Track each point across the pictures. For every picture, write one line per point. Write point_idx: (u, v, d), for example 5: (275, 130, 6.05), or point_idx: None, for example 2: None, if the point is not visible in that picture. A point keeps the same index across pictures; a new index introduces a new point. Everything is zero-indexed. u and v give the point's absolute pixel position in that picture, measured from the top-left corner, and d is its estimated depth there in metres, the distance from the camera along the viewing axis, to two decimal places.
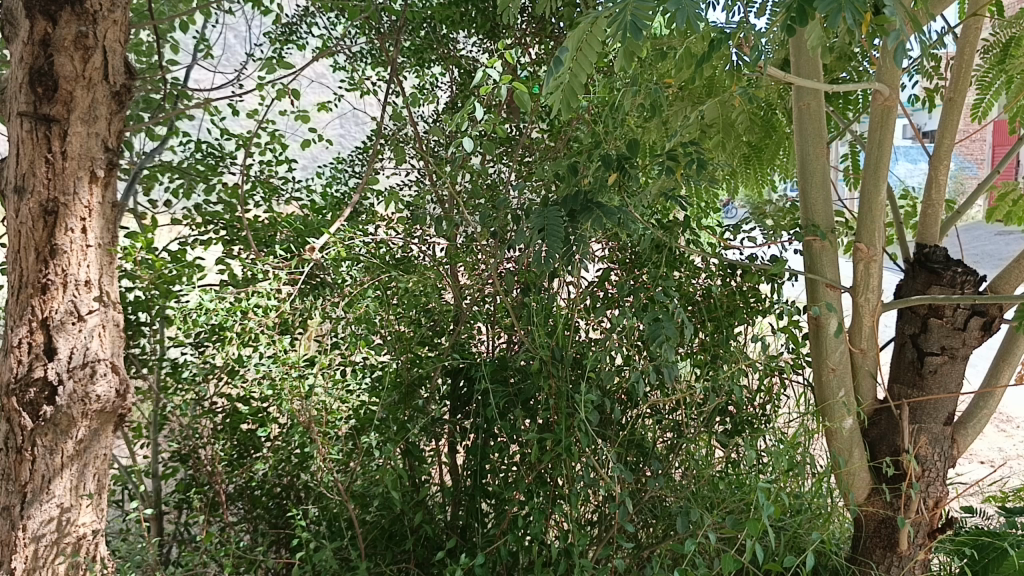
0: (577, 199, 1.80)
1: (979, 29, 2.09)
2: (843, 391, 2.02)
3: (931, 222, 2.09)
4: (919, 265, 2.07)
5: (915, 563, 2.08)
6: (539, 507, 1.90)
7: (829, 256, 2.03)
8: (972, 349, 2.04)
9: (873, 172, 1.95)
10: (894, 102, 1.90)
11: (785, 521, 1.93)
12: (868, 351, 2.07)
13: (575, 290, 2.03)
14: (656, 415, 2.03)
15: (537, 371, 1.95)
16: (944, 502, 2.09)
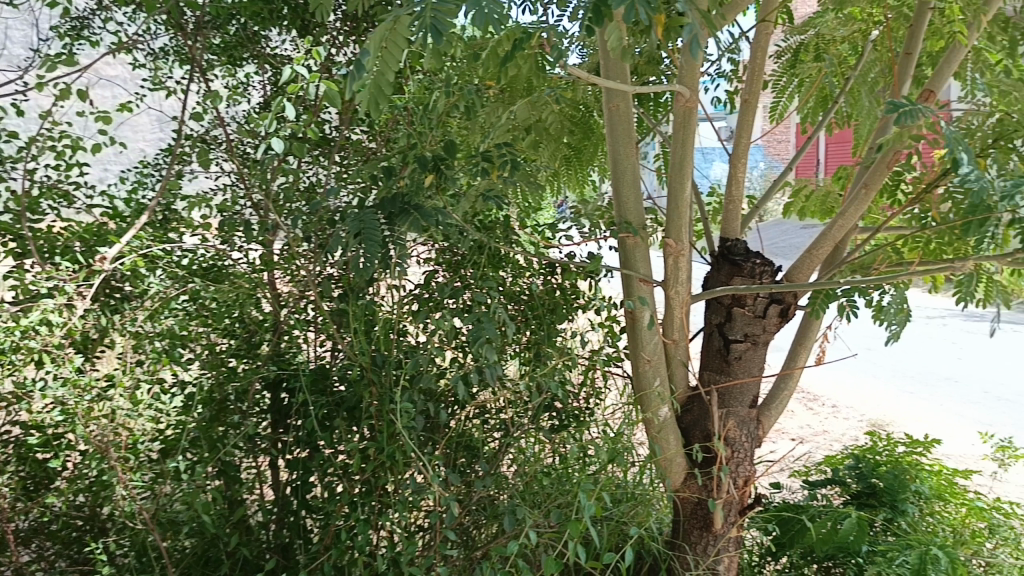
0: (394, 201, 1.76)
1: (769, 35, 2.22)
2: (657, 381, 2.09)
3: (732, 217, 2.21)
4: (723, 258, 2.18)
5: (728, 541, 2.17)
6: (365, 518, 1.86)
7: (641, 252, 2.11)
8: (771, 335, 2.16)
9: (677, 170, 2.04)
10: (694, 103, 1.99)
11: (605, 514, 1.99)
12: (680, 341, 2.16)
13: (397, 294, 1.99)
14: (483, 415, 2.07)
15: (358, 379, 1.91)
16: (752, 481, 2.20)
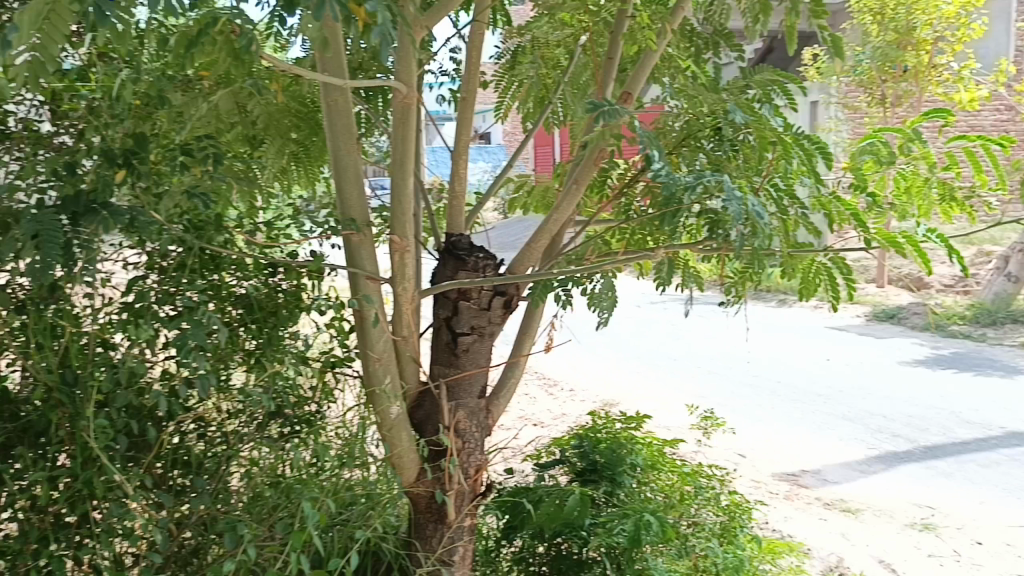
0: (79, 201, 1.59)
1: (483, 35, 2.27)
2: (387, 379, 2.05)
3: (455, 213, 2.26)
4: (448, 253, 2.20)
5: (463, 530, 2.22)
6: (61, 554, 1.70)
7: (366, 249, 2.08)
8: (496, 326, 2.21)
9: (399, 166, 2.02)
10: (412, 99, 1.98)
11: (326, 523, 1.98)
12: (409, 338, 2.14)
13: (92, 302, 1.80)
14: (202, 427, 1.99)
15: (47, 402, 1.72)
16: (484, 469, 2.26)
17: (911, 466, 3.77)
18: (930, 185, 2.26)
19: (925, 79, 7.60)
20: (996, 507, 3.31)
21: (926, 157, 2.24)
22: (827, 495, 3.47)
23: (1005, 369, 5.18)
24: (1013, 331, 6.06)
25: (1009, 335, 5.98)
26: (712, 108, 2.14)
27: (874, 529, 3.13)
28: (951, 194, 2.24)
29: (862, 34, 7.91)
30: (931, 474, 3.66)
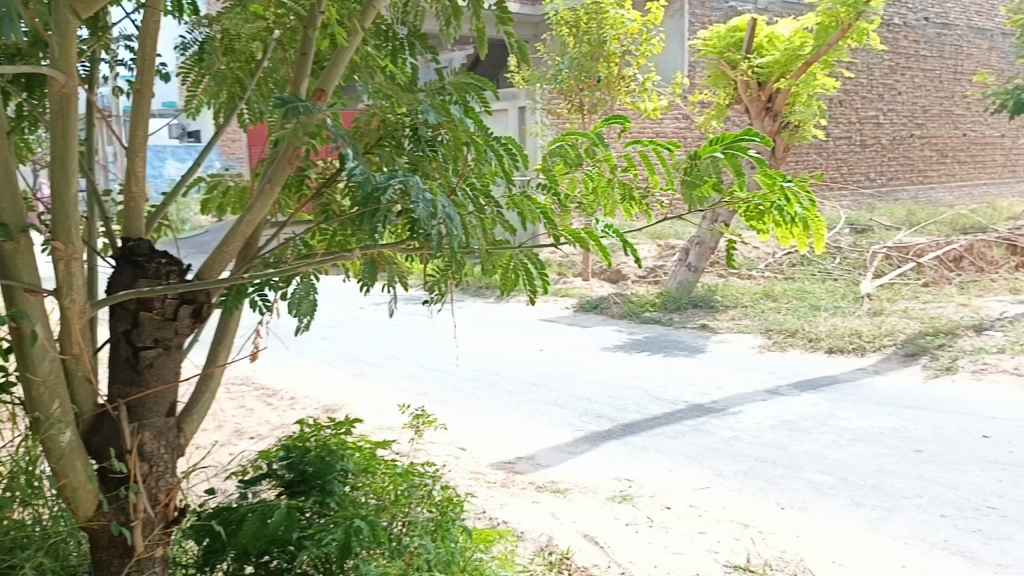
0: None
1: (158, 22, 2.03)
2: (54, 405, 1.80)
3: (134, 216, 2.05)
4: (125, 260, 1.99)
5: (155, 561, 2.05)
6: None
7: (23, 258, 1.77)
8: (185, 338, 2.01)
9: (60, 167, 1.75)
10: (72, 90, 1.73)
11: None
12: (80, 356, 1.90)
13: None
14: None
15: None
16: (175, 493, 2.10)
17: (613, 443, 4.09)
18: (612, 185, 2.45)
19: (616, 89, 8.27)
20: (681, 472, 3.68)
21: (608, 160, 2.41)
22: (539, 479, 3.66)
23: (688, 349, 5.80)
24: (694, 315, 6.81)
25: (690, 318, 6.71)
26: (408, 107, 2.14)
27: (580, 505, 3.34)
28: (631, 194, 2.45)
29: (561, 45, 8.49)
30: (629, 449, 4.00)
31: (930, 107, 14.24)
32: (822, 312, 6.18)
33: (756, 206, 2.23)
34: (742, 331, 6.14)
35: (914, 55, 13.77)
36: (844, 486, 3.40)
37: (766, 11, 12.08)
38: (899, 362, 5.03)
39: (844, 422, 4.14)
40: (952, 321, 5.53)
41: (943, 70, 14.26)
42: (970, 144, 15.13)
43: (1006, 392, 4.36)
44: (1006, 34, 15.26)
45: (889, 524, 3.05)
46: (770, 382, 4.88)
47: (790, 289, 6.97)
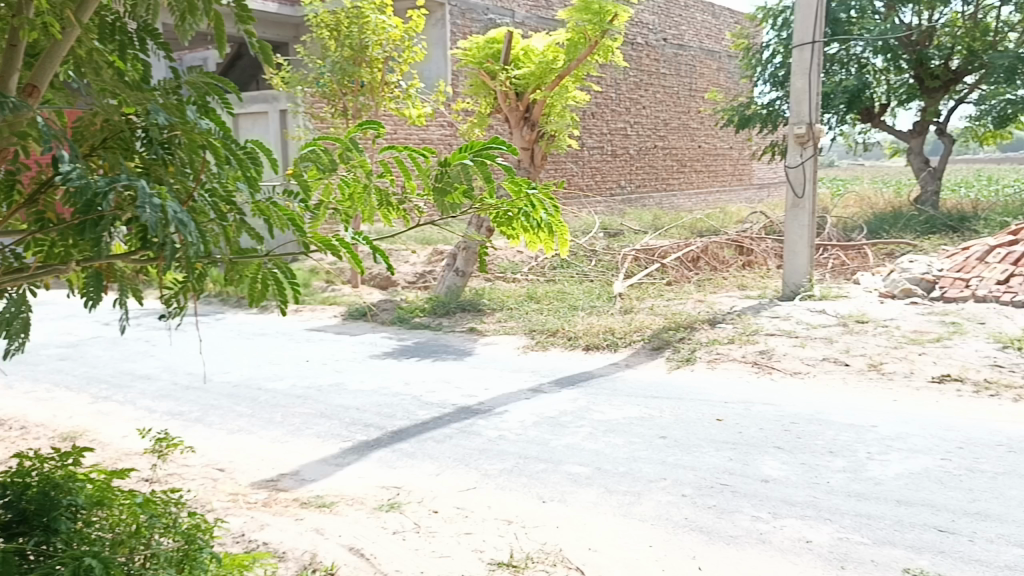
0: None
1: None
2: None
3: None
4: None
5: None
6: None
7: None
8: None
9: None
10: None
11: None
12: None
13: None
14: None
15: None
16: None
17: (381, 451, 4.05)
18: (368, 191, 2.42)
19: (380, 94, 8.24)
20: (449, 475, 3.72)
21: (363, 165, 2.35)
22: (304, 495, 3.54)
23: (456, 352, 5.88)
24: (462, 318, 6.93)
25: (458, 322, 6.82)
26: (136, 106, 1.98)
27: (346, 518, 3.26)
28: (387, 199, 2.46)
29: (321, 48, 8.32)
30: (396, 457, 3.97)
31: (671, 121, 15.57)
32: (580, 311, 6.53)
33: (505, 211, 2.29)
34: (507, 332, 6.33)
35: (655, 73, 14.99)
36: (599, 476, 3.60)
37: (523, 25, 12.60)
38: (647, 355, 5.43)
39: (599, 414, 4.39)
40: (691, 316, 6.07)
41: (680, 87, 15.66)
42: (705, 155, 16.72)
43: (735, 377, 4.85)
44: (730, 57, 17.05)
45: (638, 508, 3.27)
46: (533, 381, 5.07)
47: (551, 290, 7.29)
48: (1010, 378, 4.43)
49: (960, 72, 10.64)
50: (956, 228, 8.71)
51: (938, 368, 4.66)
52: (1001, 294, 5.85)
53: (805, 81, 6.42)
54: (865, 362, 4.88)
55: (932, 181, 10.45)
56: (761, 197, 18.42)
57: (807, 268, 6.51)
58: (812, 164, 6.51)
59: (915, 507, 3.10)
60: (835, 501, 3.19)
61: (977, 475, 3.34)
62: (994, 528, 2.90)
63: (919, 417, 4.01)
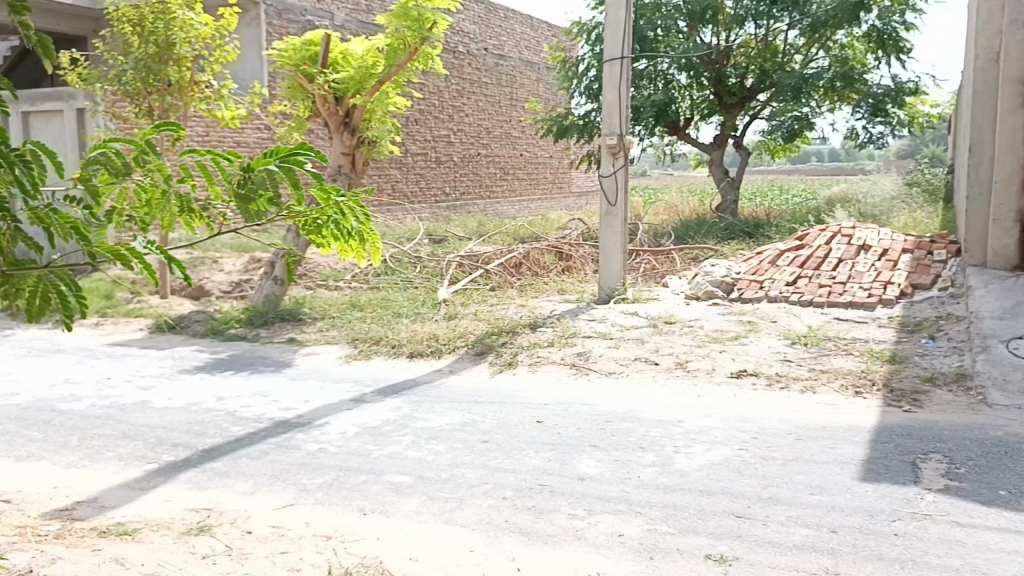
0: None
1: None
2: None
3: None
4: None
5: None
6: None
7: None
8: None
9: None
10: None
11: None
12: None
13: None
14: None
15: None
16: None
17: (190, 472, 3.82)
18: (168, 197, 2.26)
19: (189, 95, 7.82)
20: (264, 493, 3.56)
21: (161, 170, 2.21)
22: (102, 523, 3.27)
23: (274, 364, 5.67)
24: (281, 328, 6.69)
25: (277, 333, 6.58)
26: None
27: (149, 545, 3.04)
28: (189, 205, 2.29)
29: (122, 44, 7.78)
30: (208, 477, 3.76)
31: (493, 129, 15.85)
32: (403, 319, 6.48)
33: (313, 219, 2.21)
34: (328, 342, 6.18)
35: (476, 82, 15.20)
36: (421, 484, 3.58)
37: (343, 29, 12.39)
38: (470, 360, 5.47)
39: (422, 422, 4.37)
40: (513, 321, 6.19)
41: (502, 96, 15.97)
42: (526, 163, 17.13)
43: (554, 380, 4.99)
44: (548, 68, 17.60)
45: (459, 514, 3.27)
46: (355, 391, 4.97)
47: (374, 298, 7.20)
48: (797, 371, 4.84)
49: (754, 90, 11.56)
50: (752, 234, 9.44)
51: (736, 364, 5.02)
52: (790, 294, 6.40)
53: (616, 94, 6.71)
54: (673, 360, 5.17)
55: (731, 190, 11.27)
56: (580, 205, 19.14)
57: (621, 272, 6.82)
58: (623, 174, 6.81)
59: (716, 496, 3.31)
60: (645, 495, 3.35)
61: (770, 462, 3.61)
62: (784, 511, 3.15)
63: (718, 411, 4.30)
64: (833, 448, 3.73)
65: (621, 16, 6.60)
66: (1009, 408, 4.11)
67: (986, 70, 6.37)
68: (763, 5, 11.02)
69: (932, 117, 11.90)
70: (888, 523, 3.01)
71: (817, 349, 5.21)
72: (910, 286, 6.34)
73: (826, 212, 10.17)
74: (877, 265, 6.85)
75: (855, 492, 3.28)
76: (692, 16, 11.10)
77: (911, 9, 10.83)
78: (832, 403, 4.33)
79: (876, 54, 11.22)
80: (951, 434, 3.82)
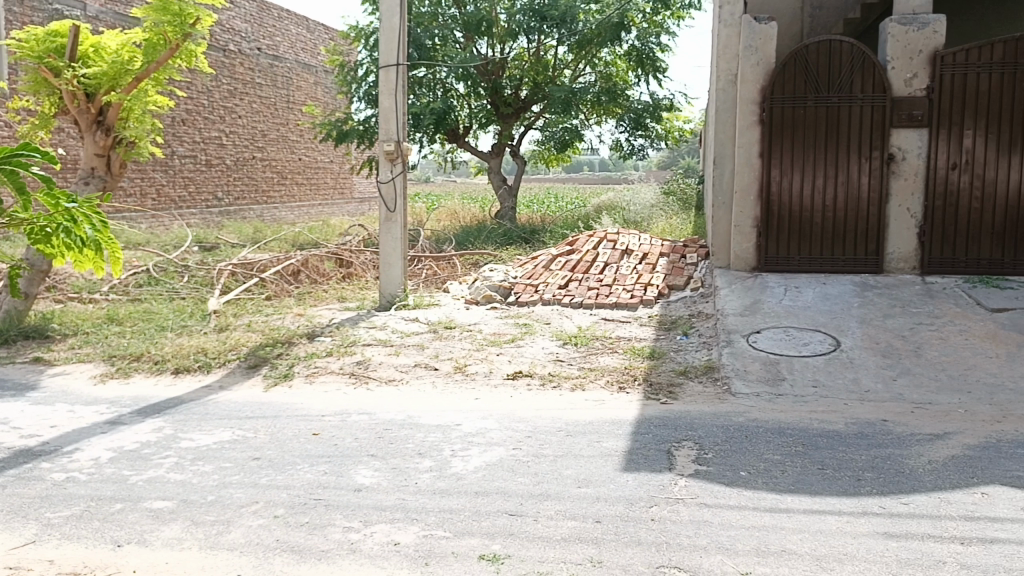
0: None
1: None
2: None
3: None
4: None
5: None
6: None
7: None
8: None
9: None
10: None
11: None
12: None
13: None
14: None
15: None
16: None
17: None
18: None
19: None
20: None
21: None
22: None
23: (15, 387, 5.09)
24: (25, 347, 6.03)
25: (19, 352, 5.92)
26: None
27: None
28: None
29: None
30: None
31: (268, 132, 15.28)
32: (168, 332, 6.07)
33: (40, 226, 2.00)
34: (81, 360, 5.65)
35: (249, 82, 14.58)
36: (185, 508, 3.35)
37: (96, 20, 11.41)
38: (242, 374, 5.22)
39: (188, 441, 4.11)
40: (289, 331, 5.99)
41: (277, 99, 15.45)
42: (305, 167, 16.68)
43: (331, 390, 4.89)
44: (326, 71, 17.24)
45: (226, 536, 3.10)
46: (111, 412, 4.57)
47: (136, 310, 6.68)
48: (568, 371, 5.08)
49: (528, 102, 12.04)
50: (528, 239, 9.80)
51: (511, 366, 5.18)
52: (562, 297, 6.70)
53: (392, 101, 6.69)
54: (452, 365, 5.25)
55: (509, 197, 11.62)
56: (362, 210, 18.94)
57: (402, 278, 6.83)
58: (401, 181, 6.82)
59: (490, 496, 3.38)
60: (421, 500, 3.35)
61: (541, 460, 3.75)
62: (553, 506, 3.28)
63: (494, 413, 4.41)
64: (599, 442, 3.95)
65: (397, 24, 6.61)
66: (749, 396, 4.56)
67: (725, 90, 7.05)
68: (534, 21, 11.45)
69: (685, 132, 12.98)
70: (647, 509, 3.23)
71: (586, 349, 5.49)
72: (667, 287, 6.87)
73: (594, 219, 10.78)
74: (639, 268, 7.36)
75: (617, 482, 3.49)
76: (468, 26, 11.41)
77: (665, 32, 11.75)
78: (598, 400, 4.58)
79: (636, 72, 12.06)
80: (701, 422, 4.17)
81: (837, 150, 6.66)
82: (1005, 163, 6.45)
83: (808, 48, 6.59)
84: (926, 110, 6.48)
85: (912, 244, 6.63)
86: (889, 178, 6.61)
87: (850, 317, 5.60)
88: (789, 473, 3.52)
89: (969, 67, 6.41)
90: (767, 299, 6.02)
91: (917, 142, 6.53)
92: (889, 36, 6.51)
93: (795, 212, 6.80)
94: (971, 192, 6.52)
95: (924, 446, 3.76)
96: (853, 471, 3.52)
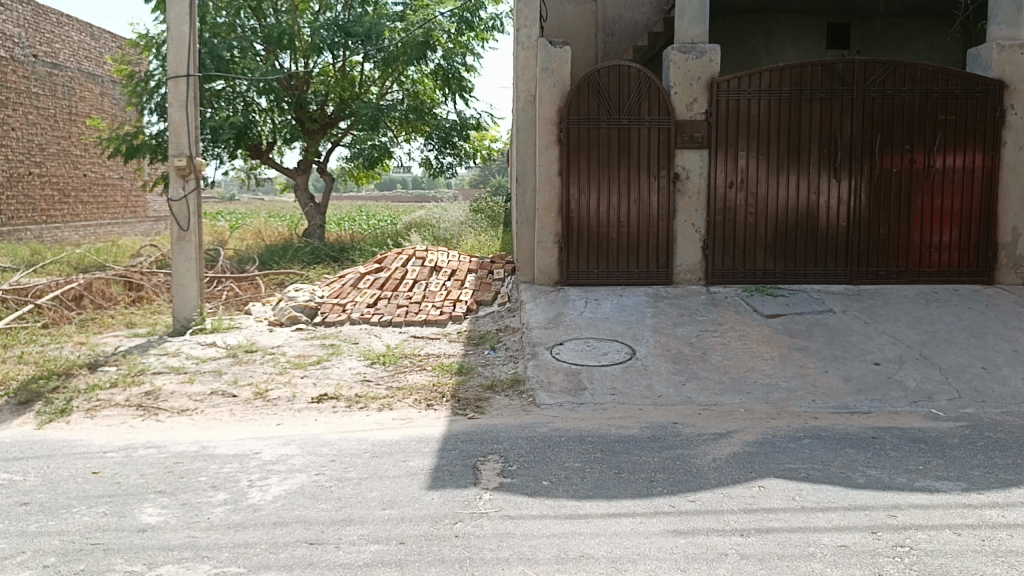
0: None
1: None
2: None
3: None
4: None
5: None
6: None
7: None
8: None
9: None
10: None
11: None
12: None
13: None
14: None
15: None
16: None
17: None
18: None
19: None
20: None
21: None
22: None
23: None
24: None
25: None
26: None
27: None
28: None
29: None
30: None
31: (47, 146, 14.04)
32: None
33: None
34: None
35: (24, 92, 13.36)
36: None
37: None
38: (11, 410, 4.72)
39: None
40: (68, 361, 5.50)
41: (57, 110, 14.28)
42: (91, 184, 15.47)
43: (115, 424, 4.52)
44: (113, 82, 16.14)
45: None
46: None
47: None
48: (375, 391, 5.00)
49: (334, 118, 11.90)
50: (336, 258, 9.62)
51: (316, 389, 5.03)
52: (370, 315, 6.61)
53: (183, 112, 6.35)
54: (252, 391, 5.02)
55: (317, 214, 11.34)
56: (157, 230, 17.85)
57: (197, 301, 6.48)
58: (195, 198, 6.46)
59: (289, 526, 3.24)
60: (214, 537, 3.15)
61: (345, 484, 3.66)
62: (356, 530, 3.20)
63: (296, 438, 4.26)
64: (405, 461, 3.91)
65: (186, 32, 6.29)
66: (552, 406, 4.69)
67: (526, 111, 7.28)
68: (338, 37, 11.25)
69: (493, 151, 13.27)
70: (451, 526, 3.22)
71: (393, 367, 5.44)
72: (475, 303, 6.95)
73: (404, 237, 10.78)
74: (447, 285, 7.41)
75: (422, 501, 3.46)
76: (269, 39, 11.10)
77: (470, 53, 12.00)
78: (405, 418, 4.54)
79: (443, 91, 12.22)
80: (506, 435, 4.23)
81: (628, 169, 7.02)
82: (774, 181, 7.07)
83: (599, 72, 6.93)
84: (706, 133, 7.00)
85: (697, 257, 7.14)
86: (675, 196, 7.07)
87: (644, 326, 5.92)
88: (588, 479, 3.64)
89: (741, 94, 6.98)
90: (569, 311, 6.23)
91: (698, 163, 7.05)
92: (672, 63, 7.00)
93: (592, 228, 7.11)
94: (746, 208, 7.10)
95: (708, 446, 4.02)
96: (646, 473, 3.69)
